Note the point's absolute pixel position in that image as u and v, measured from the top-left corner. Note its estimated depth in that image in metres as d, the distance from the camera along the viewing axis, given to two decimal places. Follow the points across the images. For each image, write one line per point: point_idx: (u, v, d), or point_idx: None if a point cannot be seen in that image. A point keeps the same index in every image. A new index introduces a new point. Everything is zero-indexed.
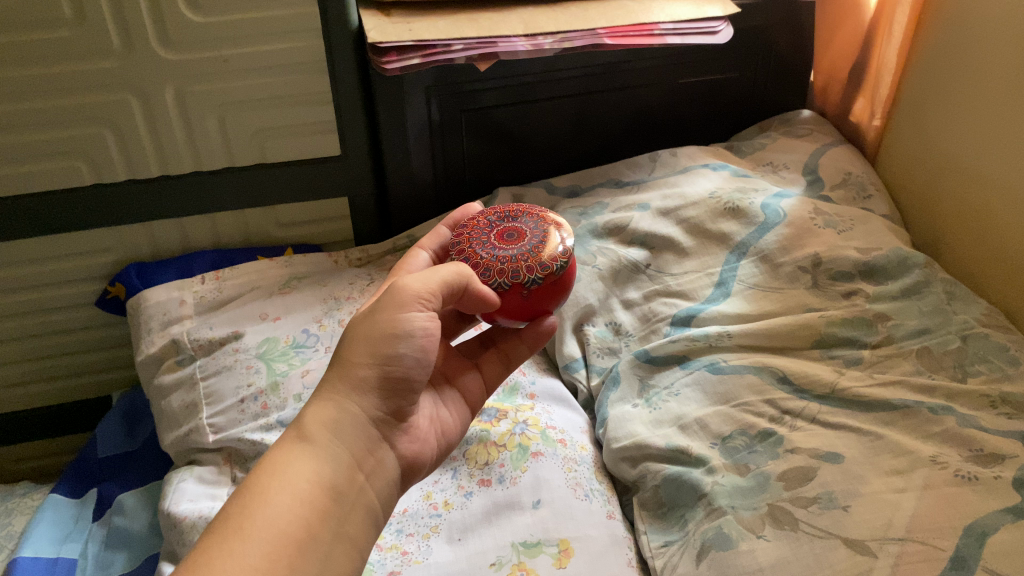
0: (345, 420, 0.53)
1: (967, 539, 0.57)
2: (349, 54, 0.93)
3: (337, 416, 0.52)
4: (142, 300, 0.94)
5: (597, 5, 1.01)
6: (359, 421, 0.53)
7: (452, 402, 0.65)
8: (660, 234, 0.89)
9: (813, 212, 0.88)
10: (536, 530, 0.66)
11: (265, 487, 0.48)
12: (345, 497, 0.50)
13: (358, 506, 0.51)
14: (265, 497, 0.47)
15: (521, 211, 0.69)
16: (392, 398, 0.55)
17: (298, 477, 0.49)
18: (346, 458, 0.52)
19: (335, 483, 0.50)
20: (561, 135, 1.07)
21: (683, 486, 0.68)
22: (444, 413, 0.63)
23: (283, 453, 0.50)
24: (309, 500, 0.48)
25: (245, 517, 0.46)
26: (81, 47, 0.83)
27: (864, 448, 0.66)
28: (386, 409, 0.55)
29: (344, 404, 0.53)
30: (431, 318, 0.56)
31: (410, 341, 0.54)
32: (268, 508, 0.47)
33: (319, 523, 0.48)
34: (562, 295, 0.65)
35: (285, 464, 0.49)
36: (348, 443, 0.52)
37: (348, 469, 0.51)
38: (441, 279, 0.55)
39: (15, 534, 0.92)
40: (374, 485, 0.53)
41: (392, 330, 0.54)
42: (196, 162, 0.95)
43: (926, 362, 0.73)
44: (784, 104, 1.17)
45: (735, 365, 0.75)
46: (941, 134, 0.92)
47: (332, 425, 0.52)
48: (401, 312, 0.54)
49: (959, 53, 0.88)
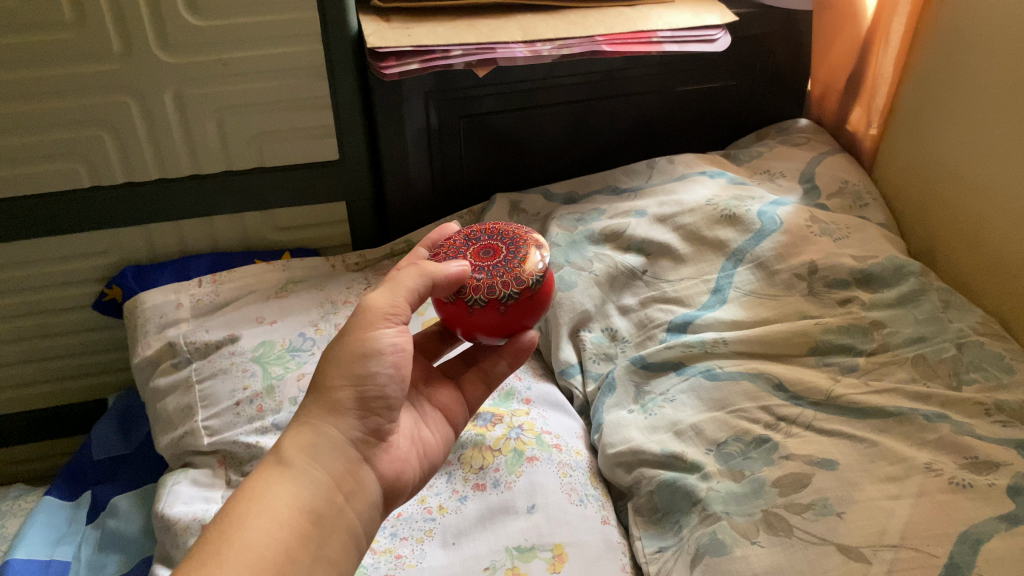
0: (323, 443, 0.54)
1: (961, 546, 0.57)
2: (348, 59, 0.93)
3: (315, 440, 0.54)
4: (139, 302, 0.94)
5: (596, 13, 1.01)
6: (338, 444, 0.55)
7: (433, 422, 0.65)
8: (656, 240, 0.89)
9: (809, 220, 0.88)
10: (530, 534, 0.66)
11: (245, 512, 0.49)
12: (324, 519, 0.51)
13: (338, 529, 0.52)
14: (244, 521, 0.48)
15: (499, 228, 0.69)
16: (370, 417, 0.57)
17: (278, 502, 0.50)
18: (325, 480, 0.53)
19: (316, 507, 0.51)
20: (559, 141, 1.08)
21: (678, 491, 0.68)
22: (425, 433, 0.64)
23: (263, 479, 0.51)
24: (289, 524, 0.49)
25: (223, 543, 0.46)
26: (81, 50, 0.84)
27: (858, 455, 0.66)
28: (365, 429, 0.56)
29: (322, 426, 0.55)
30: (400, 333, 0.58)
31: (381, 359, 0.57)
32: (248, 532, 0.47)
33: (298, 547, 0.49)
34: (541, 310, 0.65)
35: (265, 489, 0.50)
36: (327, 466, 0.53)
37: (328, 491, 0.53)
38: (405, 290, 0.59)
39: (9, 536, 0.92)
40: (355, 507, 0.54)
41: (364, 349, 0.57)
42: (194, 164, 0.95)
43: (921, 370, 0.73)
44: (781, 112, 1.18)
45: (731, 372, 0.76)
46: (937, 143, 0.92)
47: (313, 450, 0.54)
48: (369, 331, 0.57)
49: (956, 63, 0.88)
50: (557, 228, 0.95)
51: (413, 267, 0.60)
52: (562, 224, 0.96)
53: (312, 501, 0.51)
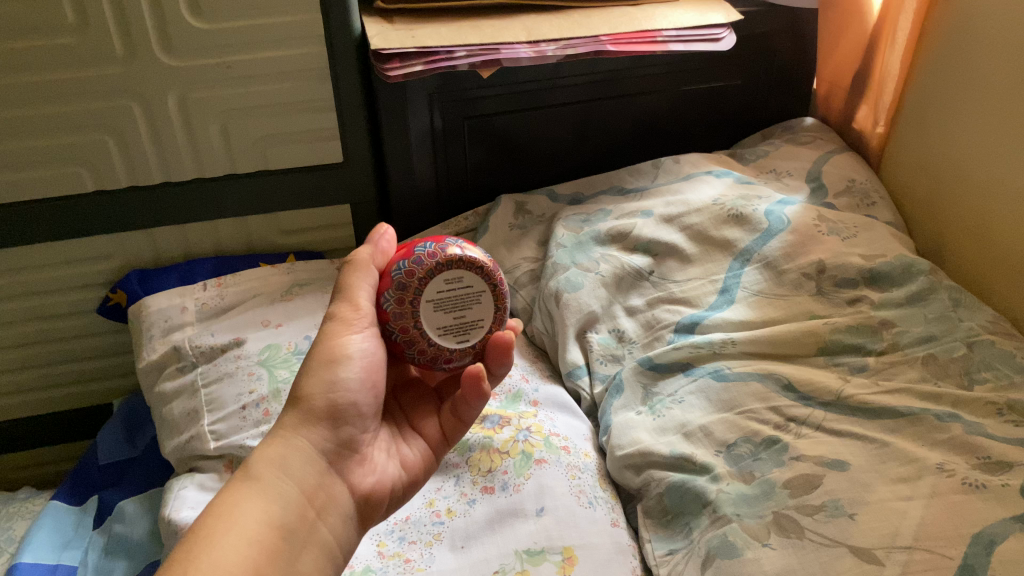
0: (293, 456, 0.54)
1: (975, 547, 0.57)
2: (352, 62, 0.93)
3: (284, 454, 0.54)
4: (144, 306, 0.93)
5: (600, 13, 1.01)
6: (307, 456, 0.55)
7: (415, 440, 0.64)
8: (663, 241, 0.89)
9: (817, 218, 0.87)
10: (540, 538, 0.66)
11: (212, 530, 0.48)
12: (295, 535, 0.51)
13: (309, 544, 0.52)
14: (215, 539, 0.47)
15: None
16: (343, 427, 0.57)
17: (248, 519, 0.49)
18: (296, 495, 0.53)
19: (286, 522, 0.51)
20: (564, 142, 1.07)
21: (687, 494, 0.67)
22: (404, 449, 0.63)
23: (231, 496, 0.51)
24: (258, 541, 0.49)
25: (191, 563, 0.45)
26: (82, 53, 0.84)
27: (870, 455, 0.66)
28: (337, 440, 0.57)
29: (291, 439, 0.55)
30: (368, 338, 0.60)
31: (348, 365, 0.58)
32: (215, 550, 0.46)
33: (268, 564, 0.48)
34: (379, 328, 0.62)
35: (233, 506, 0.50)
36: (297, 479, 0.53)
37: (300, 506, 0.52)
38: (360, 294, 0.61)
39: (15, 538, 0.91)
40: (328, 522, 0.54)
41: (331, 355, 0.58)
42: (198, 168, 0.95)
43: (932, 370, 0.73)
44: (787, 112, 1.17)
45: (739, 373, 0.75)
46: (944, 141, 0.92)
47: (282, 464, 0.54)
48: (337, 338, 0.59)
49: (962, 60, 0.88)
50: (563, 229, 0.95)
51: (355, 265, 0.62)
52: (567, 225, 0.96)
53: (281, 513, 0.51)
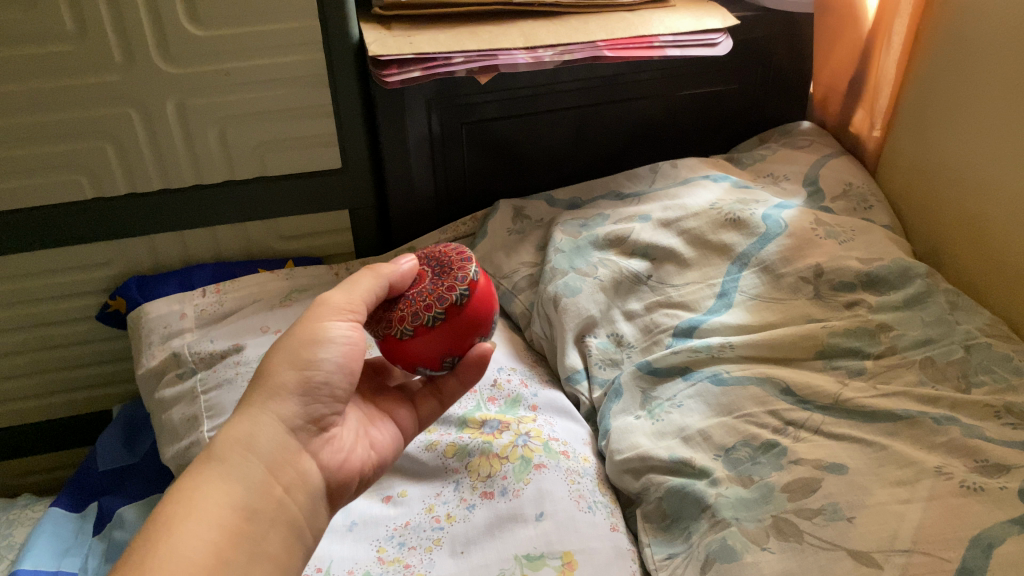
0: (261, 434, 0.54)
1: (973, 550, 0.57)
2: (350, 68, 0.94)
3: (251, 432, 0.54)
4: (143, 313, 0.94)
5: (597, 18, 1.02)
6: (276, 433, 0.54)
7: (382, 422, 0.65)
8: (661, 245, 0.89)
9: (814, 222, 0.88)
10: (539, 542, 0.66)
11: (172, 516, 0.47)
12: (260, 515, 0.51)
13: (277, 523, 0.52)
14: (175, 525, 0.46)
15: (437, 252, 0.67)
16: (313, 405, 0.57)
17: (209, 502, 0.49)
18: (260, 476, 0.52)
19: (251, 504, 0.51)
20: (562, 147, 1.08)
21: (687, 498, 0.67)
22: (373, 431, 0.64)
23: (194, 480, 0.50)
24: (221, 523, 0.48)
25: (149, 552, 0.44)
26: (82, 62, 0.84)
27: (868, 459, 0.66)
28: (307, 417, 0.57)
29: (259, 415, 0.54)
30: (353, 328, 0.60)
31: (330, 347, 0.58)
32: (174, 535, 0.46)
33: (232, 547, 0.48)
34: (420, 356, 0.61)
35: (194, 489, 0.49)
36: (263, 459, 0.53)
37: (265, 485, 0.52)
38: (362, 289, 0.61)
39: (16, 544, 0.91)
40: (296, 499, 0.54)
41: (314, 336, 0.58)
42: (197, 174, 0.95)
43: (929, 373, 0.73)
44: (783, 116, 1.18)
45: (738, 376, 0.75)
46: (940, 145, 0.92)
47: (247, 443, 0.53)
48: (323, 321, 0.58)
49: (957, 64, 0.88)
50: (561, 233, 0.95)
51: (369, 271, 0.62)
52: (566, 229, 0.96)
53: (247, 495, 0.51)
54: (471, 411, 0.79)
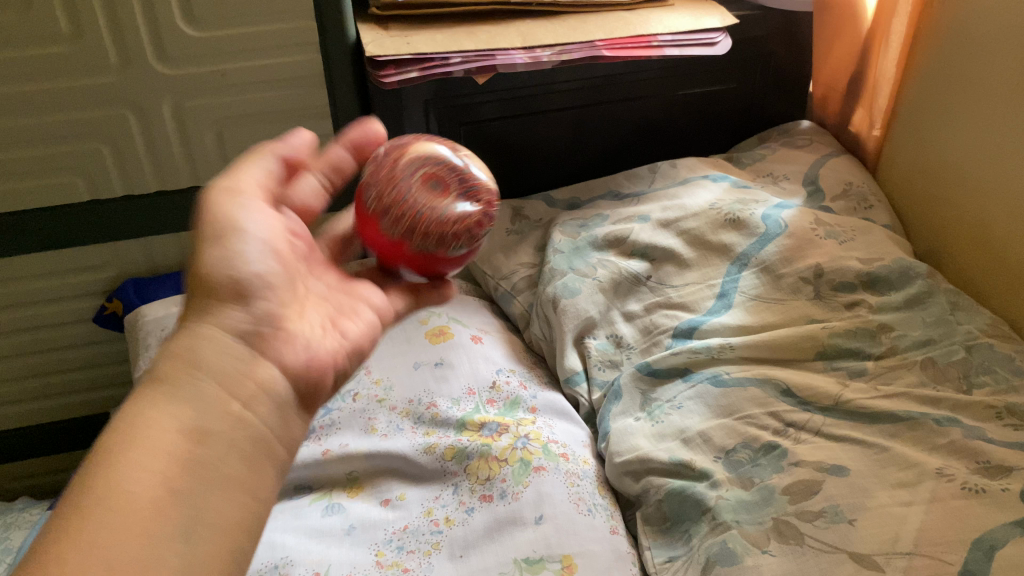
0: (204, 347, 0.47)
1: (975, 553, 0.56)
2: (347, 69, 0.93)
3: (195, 348, 0.47)
4: (140, 316, 0.93)
5: (595, 18, 1.01)
6: (222, 343, 0.48)
7: (358, 315, 0.58)
8: (660, 245, 0.89)
9: (814, 222, 0.87)
10: (538, 546, 0.65)
11: (112, 450, 0.41)
12: (218, 435, 0.44)
13: (238, 442, 0.45)
14: (115, 460, 0.40)
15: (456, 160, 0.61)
16: (254, 301, 0.50)
17: (154, 428, 0.42)
18: (214, 394, 0.46)
19: (203, 424, 0.44)
20: (560, 147, 1.07)
21: (687, 500, 0.67)
22: (346, 323, 0.57)
23: (136, 404, 0.44)
24: (170, 451, 0.42)
25: (88, 492, 0.39)
26: (78, 63, 0.84)
27: (870, 461, 0.65)
28: (251, 318, 0.50)
29: (198, 330, 0.48)
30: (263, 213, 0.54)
31: (246, 238, 0.51)
32: (116, 470, 0.40)
33: (185, 476, 0.42)
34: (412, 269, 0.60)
35: (137, 416, 0.43)
36: (215, 375, 0.46)
37: (221, 403, 0.46)
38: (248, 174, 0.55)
39: (13, 548, 0.90)
40: (258, 411, 0.47)
41: (219, 227, 0.51)
42: (194, 176, 0.95)
43: (931, 374, 0.73)
44: (783, 115, 1.17)
45: (738, 378, 0.75)
46: (941, 143, 0.92)
47: (192, 360, 0.47)
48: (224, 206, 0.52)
49: (957, 62, 0.88)
50: (560, 234, 0.94)
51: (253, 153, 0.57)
52: (565, 230, 0.96)
53: (201, 416, 0.44)
54: (471, 414, 0.78)
